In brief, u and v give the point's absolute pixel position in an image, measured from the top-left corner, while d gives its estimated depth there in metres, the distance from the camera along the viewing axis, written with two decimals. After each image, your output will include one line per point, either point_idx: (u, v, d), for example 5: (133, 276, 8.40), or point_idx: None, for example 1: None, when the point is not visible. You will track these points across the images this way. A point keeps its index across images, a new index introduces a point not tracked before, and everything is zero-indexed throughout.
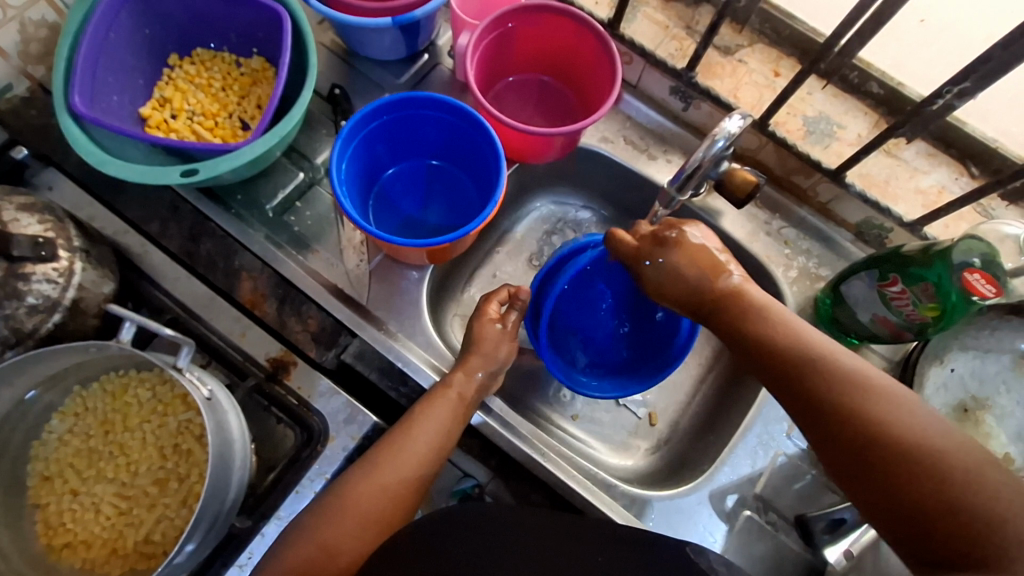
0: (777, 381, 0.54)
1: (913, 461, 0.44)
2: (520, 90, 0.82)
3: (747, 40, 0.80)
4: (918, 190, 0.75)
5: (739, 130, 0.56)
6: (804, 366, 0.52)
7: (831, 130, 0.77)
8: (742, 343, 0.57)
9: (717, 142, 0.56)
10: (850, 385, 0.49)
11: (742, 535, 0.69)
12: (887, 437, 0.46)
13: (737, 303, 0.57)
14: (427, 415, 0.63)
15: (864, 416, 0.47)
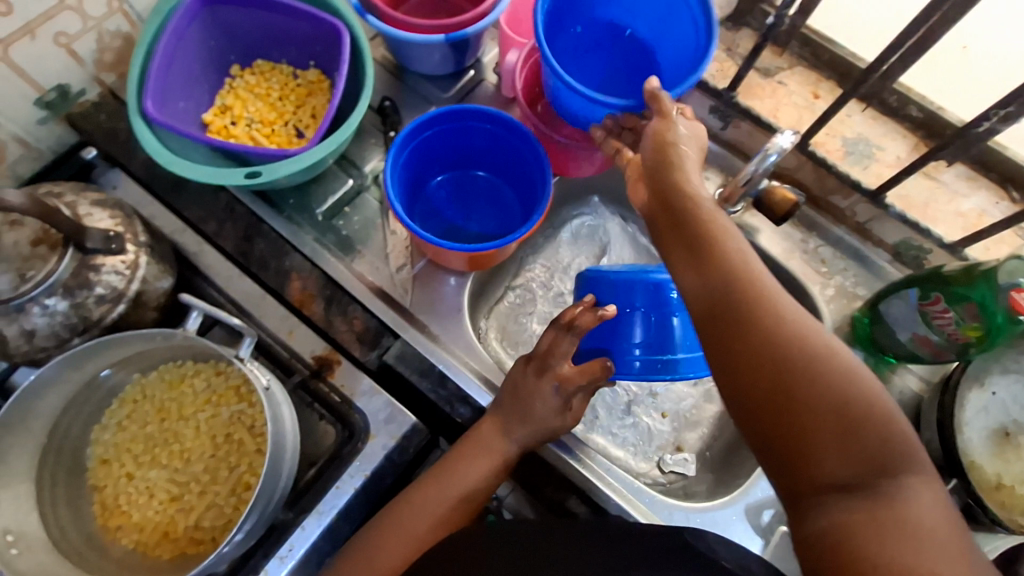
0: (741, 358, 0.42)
1: (829, 396, 0.40)
2: None
3: (786, 63, 0.82)
4: (957, 214, 0.76)
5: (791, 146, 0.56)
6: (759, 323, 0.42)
7: (871, 151, 0.78)
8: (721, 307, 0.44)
9: (770, 155, 0.57)
10: (813, 366, 0.40)
11: (780, 550, 0.68)
12: (817, 395, 0.40)
13: (724, 277, 0.44)
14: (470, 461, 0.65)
15: (796, 378, 0.40)
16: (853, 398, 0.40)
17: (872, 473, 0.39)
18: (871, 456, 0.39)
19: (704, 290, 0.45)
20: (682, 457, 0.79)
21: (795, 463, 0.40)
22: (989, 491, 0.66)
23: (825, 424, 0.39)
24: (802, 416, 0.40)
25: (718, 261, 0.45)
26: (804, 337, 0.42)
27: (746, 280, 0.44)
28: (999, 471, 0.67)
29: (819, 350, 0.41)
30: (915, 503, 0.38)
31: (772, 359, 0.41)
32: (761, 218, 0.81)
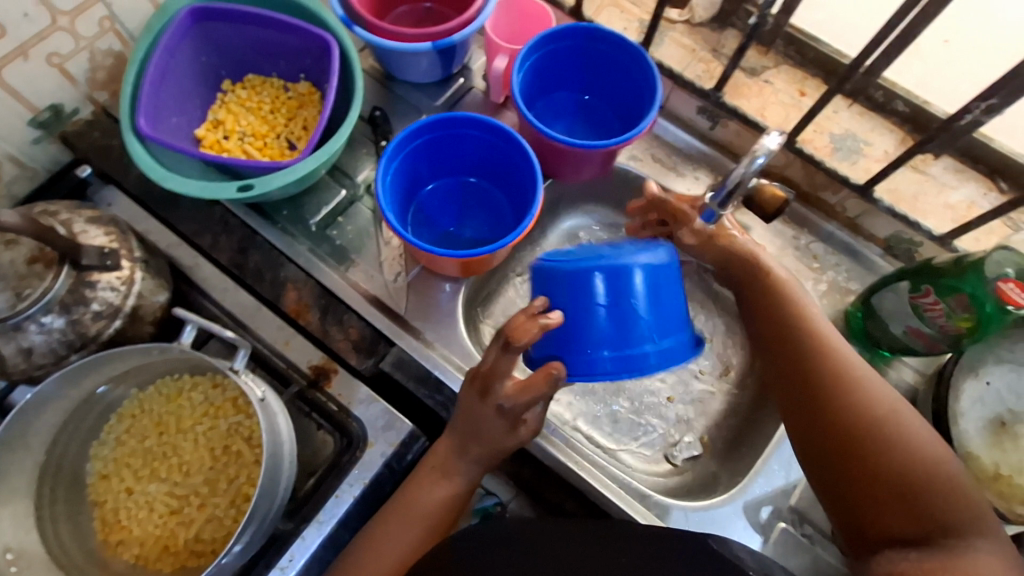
0: (819, 411, 0.55)
1: (892, 446, 0.51)
2: (561, 105, 0.84)
3: (772, 61, 0.83)
4: (946, 205, 0.76)
5: (779, 147, 0.54)
6: (836, 384, 0.55)
7: (858, 146, 0.79)
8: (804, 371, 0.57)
9: (758, 158, 0.55)
10: (883, 424, 0.52)
11: (779, 546, 0.68)
12: (882, 447, 0.51)
13: (810, 350, 0.57)
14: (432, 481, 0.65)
15: (870, 434, 0.52)
16: (914, 454, 0.50)
17: (936, 527, 0.48)
18: (933, 511, 0.48)
19: (792, 369, 0.58)
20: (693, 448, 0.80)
21: (869, 512, 0.51)
22: (987, 482, 0.66)
23: (892, 472, 0.50)
24: (875, 466, 0.51)
25: (800, 344, 0.58)
26: (869, 405, 0.53)
27: (823, 357, 0.56)
28: (997, 462, 0.67)
29: (878, 417, 0.52)
30: (982, 556, 0.46)
31: (845, 413, 0.53)
32: (752, 216, 0.82)
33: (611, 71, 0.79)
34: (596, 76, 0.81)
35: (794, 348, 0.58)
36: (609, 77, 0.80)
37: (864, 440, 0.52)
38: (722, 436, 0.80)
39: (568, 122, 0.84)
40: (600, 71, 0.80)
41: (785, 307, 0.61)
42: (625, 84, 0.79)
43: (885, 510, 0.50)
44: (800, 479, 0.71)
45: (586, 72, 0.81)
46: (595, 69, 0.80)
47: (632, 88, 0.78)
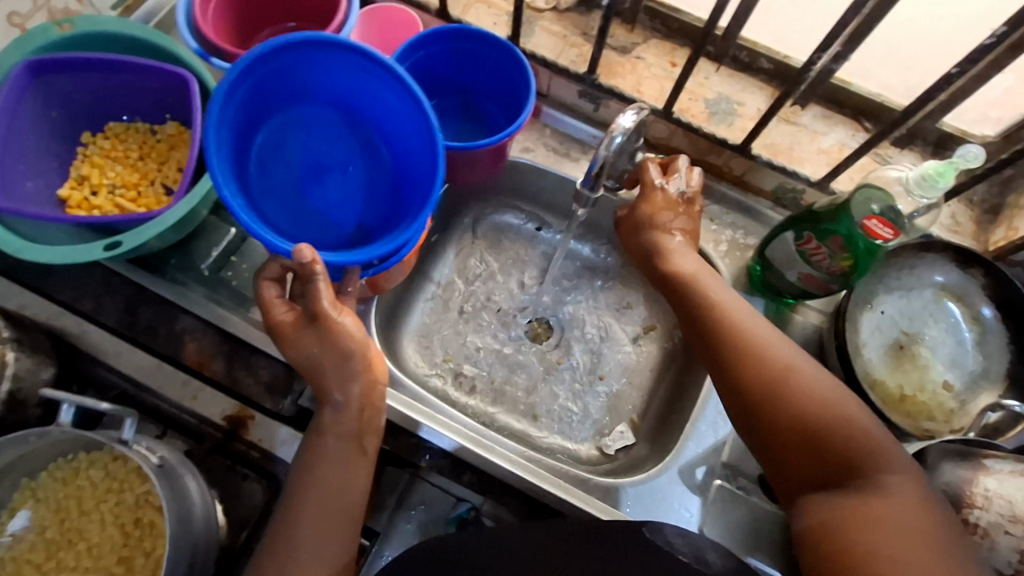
0: (727, 379, 0.58)
1: (793, 403, 0.54)
2: (444, 109, 0.84)
3: (640, 37, 0.85)
4: (819, 151, 0.80)
5: (633, 125, 0.60)
6: (740, 351, 0.58)
7: (732, 108, 0.82)
8: (712, 345, 0.60)
9: (615, 138, 0.60)
10: (783, 383, 0.55)
11: (717, 505, 0.69)
12: (786, 402, 0.54)
13: (716, 324, 0.61)
14: (318, 472, 0.59)
15: (773, 393, 0.55)
16: (815, 406, 0.53)
17: (844, 467, 0.51)
18: (840, 458, 0.51)
19: (704, 344, 0.61)
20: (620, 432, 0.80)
21: (791, 469, 0.53)
22: (894, 402, 0.71)
23: (798, 427, 0.53)
24: (782, 423, 0.54)
25: (702, 323, 0.62)
26: (764, 365, 0.56)
27: (721, 331, 0.60)
28: (900, 384, 0.72)
29: (773, 373, 0.55)
30: (888, 493, 0.48)
31: (750, 377, 0.56)
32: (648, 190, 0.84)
33: (485, 69, 0.79)
34: (473, 75, 0.81)
35: (701, 326, 0.62)
36: (486, 76, 0.80)
37: (769, 400, 0.55)
38: (644, 422, 0.81)
39: (453, 124, 0.83)
40: (475, 70, 0.80)
41: (685, 291, 0.65)
42: (502, 79, 0.79)
43: (800, 464, 0.53)
44: (727, 435, 0.74)
45: (464, 73, 0.81)
46: (471, 69, 0.80)
47: (511, 82, 0.78)
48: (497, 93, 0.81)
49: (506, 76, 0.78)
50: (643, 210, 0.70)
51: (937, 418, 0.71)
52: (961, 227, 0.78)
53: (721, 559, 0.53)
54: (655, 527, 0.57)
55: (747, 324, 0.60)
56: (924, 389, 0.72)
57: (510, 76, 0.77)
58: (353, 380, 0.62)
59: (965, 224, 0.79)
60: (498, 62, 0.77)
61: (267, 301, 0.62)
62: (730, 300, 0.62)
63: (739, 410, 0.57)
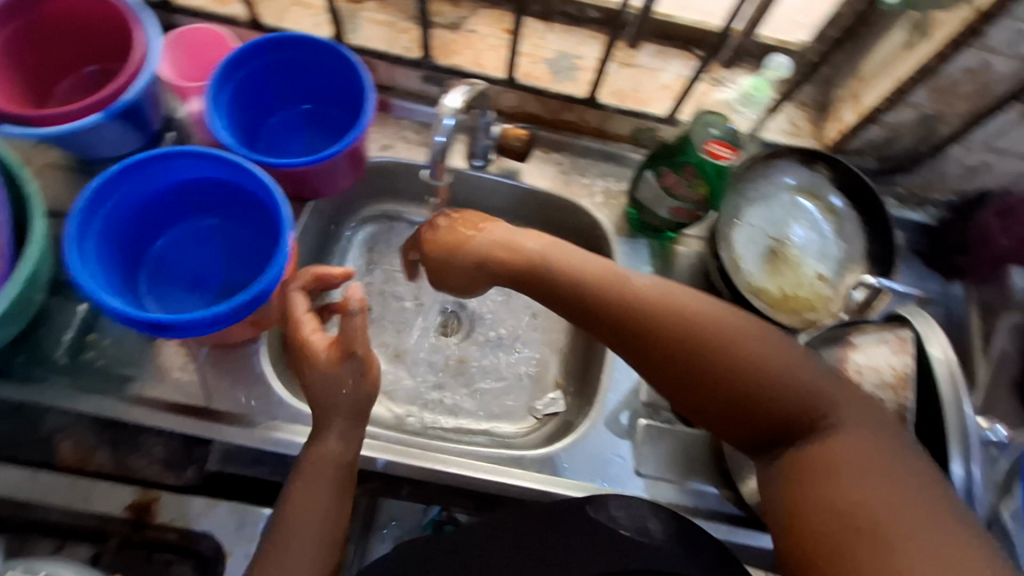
0: (667, 362, 0.57)
1: (741, 367, 0.54)
2: (287, 124, 0.80)
3: (468, 10, 0.83)
4: (662, 86, 0.82)
5: (460, 106, 0.59)
6: (668, 330, 0.57)
7: (572, 63, 0.82)
8: (636, 331, 0.58)
9: (445, 119, 0.59)
10: (721, 349, 0.55)
11: (646, 442, 0.73)
12: (729, 370, 0.55)
13: (632, 307, 0.59)
14: (297, 513, 0.57)
15: (717, 364, 0.55)
16: (756, 365, 0.54)
17: (800, 415, 0.53)
18: (795, 407, 0.53)
19: (626, 331, 0.59)
20: (551, 400, 0.82)
21: (755, 428, 0.55)
22: (779, 304, 0.76)
23: (749, 390, 0.54)
24: (733, 390, 0.55)
25: (618, 309, 0.59)
26: (682, 343, 0.56)
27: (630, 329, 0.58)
28: (780, 286, 0.77)
29: (693, 352, 0.56)
30: (840, 429, 0.52)
31: (688, 352, 0.56)
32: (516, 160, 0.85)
33: (316, 74, 0.75)
34: (307, 83, 0.77)
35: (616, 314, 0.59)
36: (321, 80, 0.76)
37: (714, 371, 0.55)
38: (569, 379, 0.83)
39: (301, 138, 0.80)
40: (305, 77, 0.76)
41: (576, 298, 0.62)
42: (335, 79, 0.75)
43: (759, 423, 0.55)
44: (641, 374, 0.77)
45: (296, 82, 0.77)
46: (302, 77, 0.76)
47: (342, 79, 0.74)
48: (335, 95, 0.77)
49: (338, 76, 0.75)
50: (434, 254, 0.69)
51: (818, 308, 0.76)
52: (800, 129, 0.83)
53: (660, 526, 0.56)
54: (599, 503, 0.59)
55: (648, 300, 0.58)
56: (801, 286, 0.77)
57: (342, 75, 0.74)
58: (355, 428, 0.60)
59: (804, 125, 0.84)
60: (326, 64, 0.74)
61: (301, 317, 0.61)
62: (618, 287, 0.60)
63: (688, 387, 0.57)
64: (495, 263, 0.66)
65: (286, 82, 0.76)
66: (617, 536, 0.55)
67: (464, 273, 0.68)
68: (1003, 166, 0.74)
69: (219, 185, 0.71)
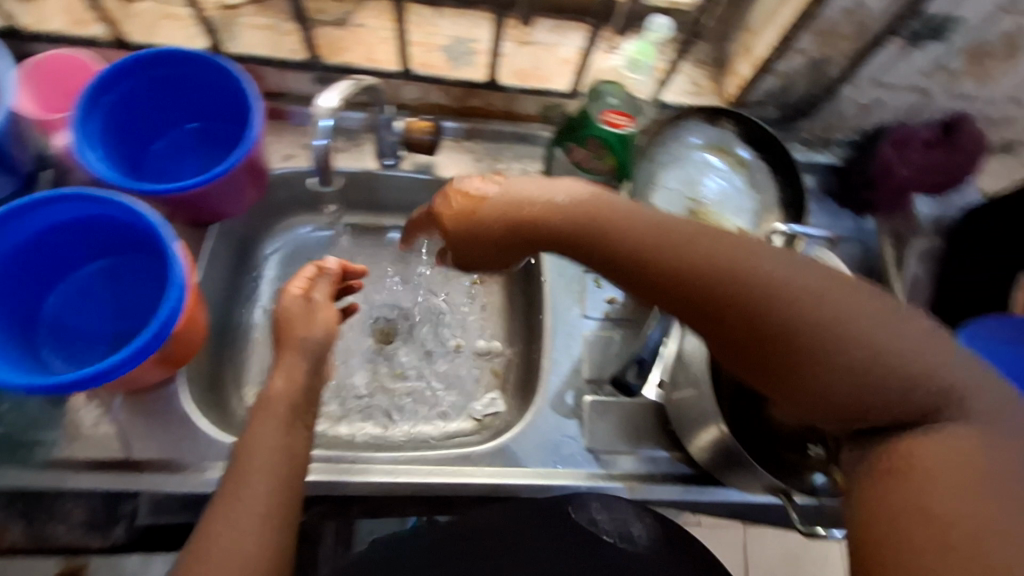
0: (753, 338, 0.45)
1: (856, 351, 0.43)
2: (175, 147, 0.75)
3: (353, 4, 0.80)
4: (562, 61, 0.81)
5: (338, 106, 0.61)
6: (764, 302, 0.44)
7: (468, 47, 0.80)
8: (721, 301, 0.45)
9: (324, 121, 0.61)
10: (830, 328, 0.44)
11: (594, 418, 0.73)
12: (842, 352, 0.43)
13: (719, 271, 0.45)
14: (253, 452, 0.53)
15: (828, 346, 0.43)
16: (875, 350, 0.43)
17: (916, 411, 0.44)
18: (910, 399, 0.44)
19: (705, 300, 0.46)
20: (491, 397, 0.82)
21: (854, 417, 0.45)
22: None
23: (864, 379, 0.43)
24: (842, 378, 0.44)
25: (697, 275, 0.46)
26: (767, 318, 0.44)
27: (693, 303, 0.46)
28: None
29: (778, 329, 0.44)
30: (953, 433, 0.43)
31: (785, 331, 0.44)
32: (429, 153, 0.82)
33: (197, 89, 0.71)
34: (189, 99, 0.72)
35: (693, 278, 0.46)
36: (203, 95, 0.72)
37: (818, 355, 0.44)
38: (509, 373, 0.84)
39: (193, 158, 0.75)
40: (187, 94, 0.71)
41: (615, 263, 0.50)
42: (218, 92, 0.71)
43: (865, 414, 0.45)
44: (580, 352, 0.77)
45: (177, 100, 0.72)
46: (181, 94, 0.71)
47: (226, 91, 0.70)
48: (222, 109, 0.73)
49: (220, 88, 0.70)
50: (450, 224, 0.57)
51: None
52: (701, 88, 0.84)
53: (644, 532, 0.63)
54: (580, 504, 0.64)
55: (731, 262, 0.45)
56: None
57: (224, 87, 0.70)
58: (317, 367, 0.62)
59: (705, 84, 0.85)
60: (205, 77, 0.69)
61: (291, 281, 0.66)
62: (681, 250, 0.47)
63: (776, 370, 0.46)
64: (503, 231, 0.54)
65: (166, 102, 0.72)
66: (601, 542, 0.61)
67: (480, 245, 0.57)
68: (892, 100, 0.78)
69: (101, 226, 0.64)
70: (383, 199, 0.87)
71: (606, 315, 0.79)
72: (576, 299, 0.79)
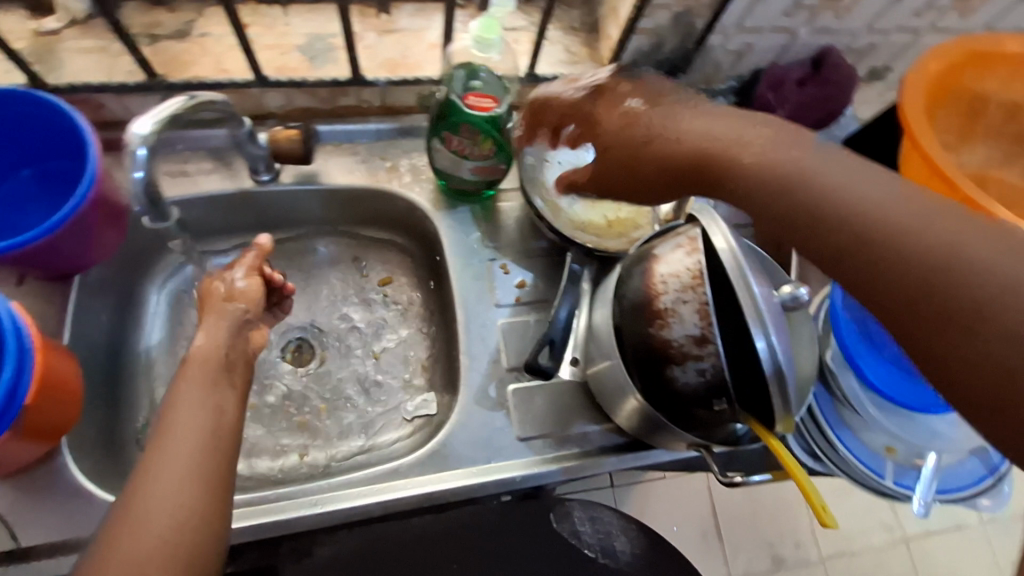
0: (885, 275, 0.33)
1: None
2: (12, 197, 0.67)
3: (193, 13, 0.73)
4: (430, 45, 0.77)
5: (151, 134, 0.53)
6: (911, 240, 0.33)
7: (328, 44, 0.75)
8: (854, 228, 0.35)
9: (136, 152, 0.52)
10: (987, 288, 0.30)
11: (521, 405, 0.72)
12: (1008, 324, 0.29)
13: (863, 199, 0.35)
14: (175, 425, 0.47)
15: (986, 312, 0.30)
16: None
17: None
18: None
19: (833, 225, 0.36)
20: (422, 399, 0.79)
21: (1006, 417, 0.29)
22: (608, 231, 0.76)
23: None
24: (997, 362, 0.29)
25: (826, 202, 0.36)
26: (980, 287, 0.30)
27: (858, 239, 0.34)
28: (603, 213, 0.77)
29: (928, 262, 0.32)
30: None
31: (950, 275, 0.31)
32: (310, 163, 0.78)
33: (16, 129, 0.63)
34: (10, 142, 0.64)
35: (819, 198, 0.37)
36: (26, 135, 0.64)
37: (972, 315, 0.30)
38: (437, 371, 0.81)
39: (35, 206, 0.67)
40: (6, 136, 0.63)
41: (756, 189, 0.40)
42: (42, 128, 0.63)
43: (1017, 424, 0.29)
44: (498, 341, 0.75)
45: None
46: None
47: (52, 126, 0.63)
48: (53, 146, 0.65)
49: (42, 124, 0.63)
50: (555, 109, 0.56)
51: (643, 225, 0.76)
52: (577, 56, 0.82)
53: (626, 548, 0.66)
54: (564, 513, 0.68)
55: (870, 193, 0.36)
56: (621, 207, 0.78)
57: (48, 122, 0.62)
58: (241, 329, 0.58)
59: (581, 51, 0.83)
60: (21, 115, 0.62)
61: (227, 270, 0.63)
62: (890, 192, 0.35)
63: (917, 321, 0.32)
64: (626, 155, 0.47)
65: None
66: (583, 554, 0.65)
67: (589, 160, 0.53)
68: (761, 43, 0.79)
69: None
70: (273, 216, 0.82)
71: (518, 300, 0.77)
72: (486, 290, 0.77)
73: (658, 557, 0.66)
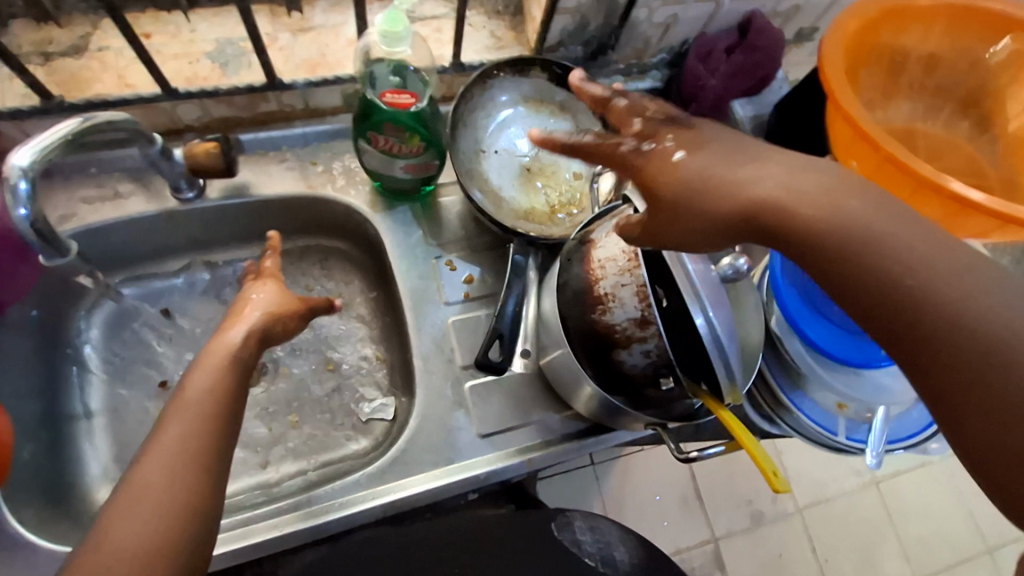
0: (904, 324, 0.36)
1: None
2: None
3: (89, 27, 0.69)
4: (349, 42, 0.75)
5: (34, 164, 0.49)
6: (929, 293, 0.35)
7: (239, 48, 0.71)
8: (879, 277, 0.36)
9: (18, 185, 0.49)
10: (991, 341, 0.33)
11: (478, 401, 0.71)
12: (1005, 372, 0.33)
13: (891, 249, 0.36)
14: (177, 420, 0.47)
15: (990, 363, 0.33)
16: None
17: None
18: None
19: (861, 267, 0.37)
20: (381, 402, 0.77)
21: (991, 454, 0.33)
22: (550, 218, 0.75)
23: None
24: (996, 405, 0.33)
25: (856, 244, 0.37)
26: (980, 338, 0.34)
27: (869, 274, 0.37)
28: (544, 200, 0.76)
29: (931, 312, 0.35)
30: None
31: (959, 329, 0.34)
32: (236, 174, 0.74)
33: None
34: None
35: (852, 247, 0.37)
36: None
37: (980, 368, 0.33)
38: (394, 375, 0.79)
39: None
40: None
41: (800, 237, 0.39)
42: None
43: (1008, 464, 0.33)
44: (452, 339, 0.73)
45: None
46: None
47: None
48: None
49: None
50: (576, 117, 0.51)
51: (584, 207, 0.76)
52: (502, 41, 0.80)
53: (626, 556, 0.66)
54: (564, 522, 0.68)
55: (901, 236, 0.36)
56: (560, 192, 0.77)
57: None
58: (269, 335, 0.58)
59: (506, 36, 0.81)
60: None
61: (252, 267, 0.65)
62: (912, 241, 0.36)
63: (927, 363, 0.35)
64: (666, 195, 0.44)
65: None
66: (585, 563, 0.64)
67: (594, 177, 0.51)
68: (686, 14, 0.78)
69: None
70: (206, 234, 0.78)
71: (467, 296, 0.76)
72: (434, 289, 0.76)
73: (656, 563, 0.66)
